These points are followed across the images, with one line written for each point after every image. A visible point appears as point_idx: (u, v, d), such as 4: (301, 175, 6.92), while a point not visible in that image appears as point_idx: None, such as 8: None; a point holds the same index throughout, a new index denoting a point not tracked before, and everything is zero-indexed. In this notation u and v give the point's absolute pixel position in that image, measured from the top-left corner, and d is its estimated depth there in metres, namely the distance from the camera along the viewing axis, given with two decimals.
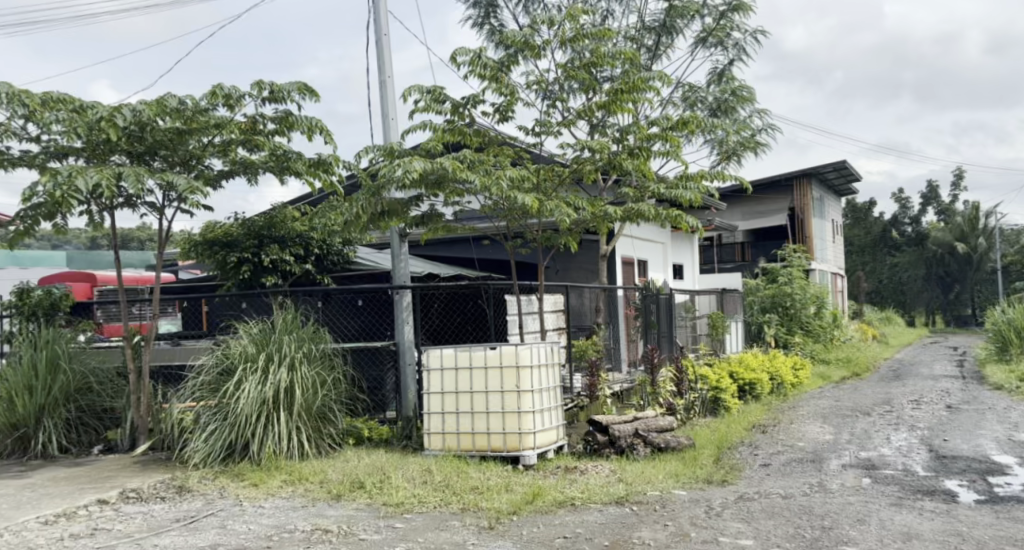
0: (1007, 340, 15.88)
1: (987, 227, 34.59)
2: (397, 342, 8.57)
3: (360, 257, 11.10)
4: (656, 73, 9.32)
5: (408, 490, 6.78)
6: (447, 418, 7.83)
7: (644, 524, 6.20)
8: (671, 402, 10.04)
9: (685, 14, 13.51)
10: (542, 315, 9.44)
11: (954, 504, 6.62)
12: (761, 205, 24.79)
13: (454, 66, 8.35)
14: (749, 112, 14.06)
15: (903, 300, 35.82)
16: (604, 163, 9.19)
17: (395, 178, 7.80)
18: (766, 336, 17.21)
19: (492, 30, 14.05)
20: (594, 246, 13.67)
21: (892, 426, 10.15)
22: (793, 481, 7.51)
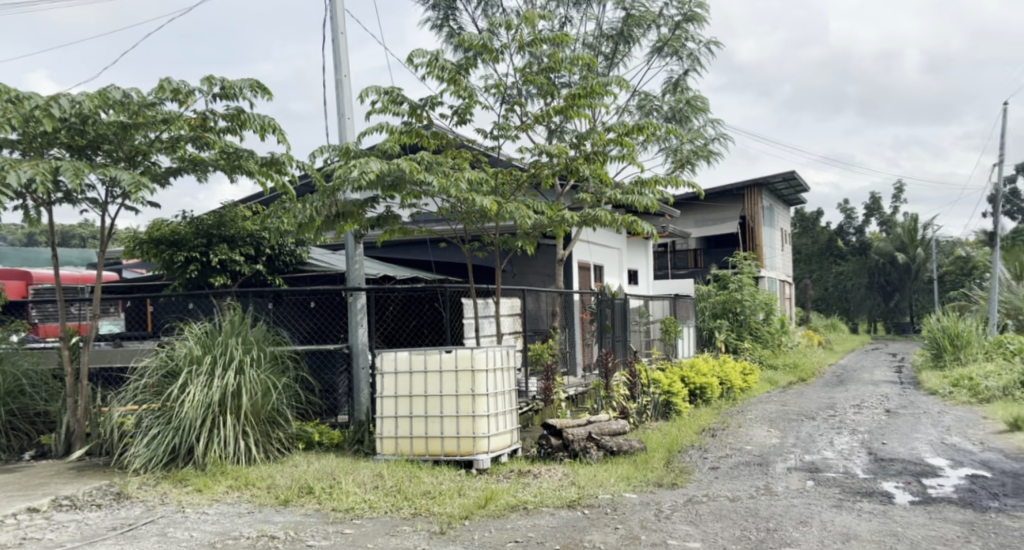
0: (942, 347, 16.29)
1: (925, 238, 35.31)
2: (350, 345, 8.46)
3: (313, 258, 10.93)
4: (613, 79, 9.33)
5: (359, 495, 6.66)
6: (400, 422, 7.73)
7: (594, 527, 6.18)
8: (625, 406, 10.09)
9: (642, 23, 13.61)
10: (498, 318, 9.40)
11: (891, 505, 6.74)
12: (714, 213, 25.10)
13: (411, 67, 8.27)
14: (702, 121, 14.21)
15: (846, 307, 36.47)
16: (561, 168, 9.20)
17: (350, 179, 7.69)
18: (717, 341, 17.38)
19: (451, 33, 14.00)
20: (551, 250, 13.69)
21: (835, 429, 10.32)
22: (741, 484, 7.57)
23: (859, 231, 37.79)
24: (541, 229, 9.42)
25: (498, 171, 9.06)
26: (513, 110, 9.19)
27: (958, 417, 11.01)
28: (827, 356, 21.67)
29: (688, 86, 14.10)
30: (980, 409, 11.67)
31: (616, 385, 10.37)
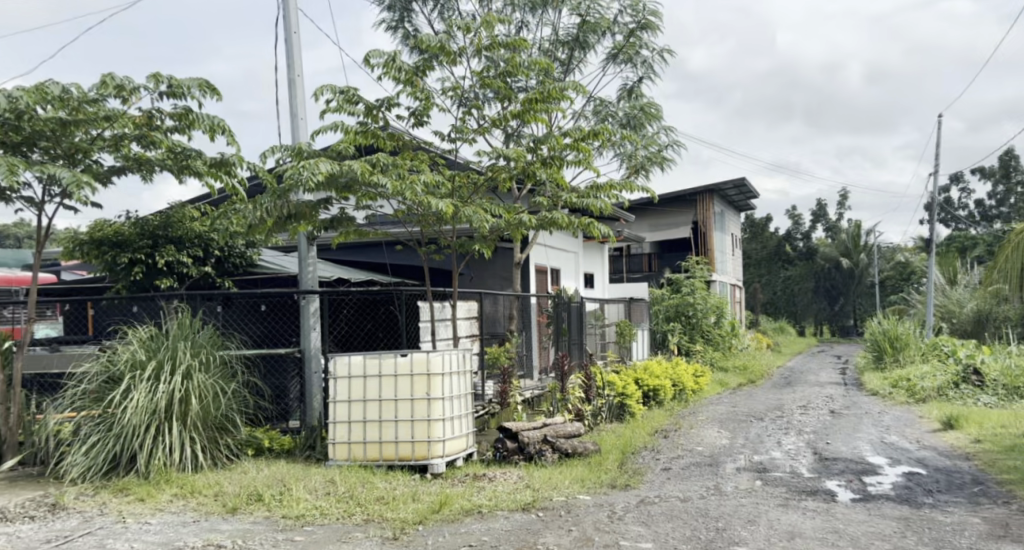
0: (883, 349, 16.66)
1: (868, 244, 36.09)
2: (302, 349, 8.32)
3: (264, 260, 10.75)
4: (570, 84, 9.34)
5: (310, 502, 6.54)
6: (353, 427, 7.62)
7: (548, 530, 6.15)
8: (580, 408, 10.12)
9: (597, 30, 13.66)
10: (454, 322, 9.35)
11: (834, 503, 6.84)
12: (668, 217, 25.33)
13: (368, 67, 8.18)
14: (656, 128, 14.33)
15: (794, 312, 36.91)
16: (518, 171, 9.18)
17: (301, 180, 7.57)
18: (670, 344, 17.53)
19: (407, 34, 13.91)
20: (508, 253, 13.70)
21: (782, 430, 10.46)
22: (692, 484, 7.62)
23: (806, 238, 38.55)
24: (498, 232, 9.37)
25: (454, 174, 9.02)
26: (470, 113, 9.13)
27: (897, 417, 11.25)
28: (775, 359, 22.00)
29: (642, 92, 14.21)
30: (917, 408, 11.96)
31: (572, 387, 10.39)
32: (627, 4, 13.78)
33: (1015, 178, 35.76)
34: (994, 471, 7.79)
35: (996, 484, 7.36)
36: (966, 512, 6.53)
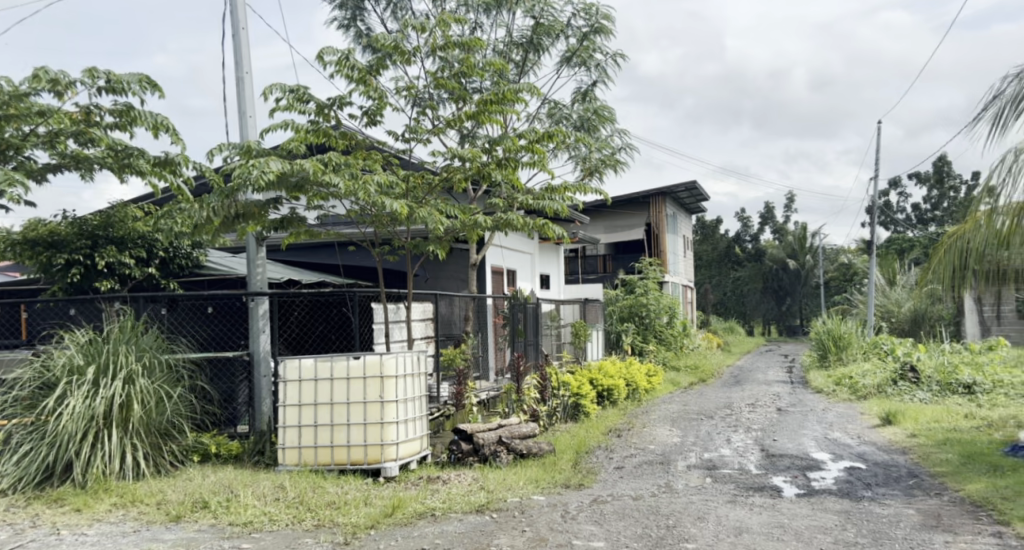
0: (827, 348, 16.95)
1: (814, 246, 36.58)
2: (250, 352, 8.18)
3: (211, 261, 10.55)
4: (524, 86, 9.35)
5: (258, 508, 6.43)
6: (304, 431, 7.50)
7: (501, 531, 6.14)
8: (535, 409, 10.11)
9: (551, 32, 13.70)
10: (409, 323, 9.27)
11: (779, 498, 6.93)
12: (622, 218, 25.50)
13: (320, 64, 8.09)
14: (609, 131, 14.43)
15: (743, 311, 37.89)
16: (473, 172, 9.16)
17: (251, 179, 7.44)
18: (624, 344, 17.62)
19: (359, 34, 13.79)
20: (463, 255, 13.67)
21: (731, 427, 10.59)
22: (643, 483, 7.66)
23: (755, 239, 39.06)
24: (453, 233, 9.32)
25: (409, 175, 8.96)
26: (425, 113, 9.08)
27: (840, 414, 11.47)
28: (725, 358, 22.32)
29: (596, 95, 14.28)
30: (859, 405, 12.21)
31: (527, 388, 10.36)
32: (581, 7, 13.82)
33: (949, 182, 36.95)
34: (928, 464, 7.99)
35: (930, 476, 7.54)
36: (901, 504, 6.68)
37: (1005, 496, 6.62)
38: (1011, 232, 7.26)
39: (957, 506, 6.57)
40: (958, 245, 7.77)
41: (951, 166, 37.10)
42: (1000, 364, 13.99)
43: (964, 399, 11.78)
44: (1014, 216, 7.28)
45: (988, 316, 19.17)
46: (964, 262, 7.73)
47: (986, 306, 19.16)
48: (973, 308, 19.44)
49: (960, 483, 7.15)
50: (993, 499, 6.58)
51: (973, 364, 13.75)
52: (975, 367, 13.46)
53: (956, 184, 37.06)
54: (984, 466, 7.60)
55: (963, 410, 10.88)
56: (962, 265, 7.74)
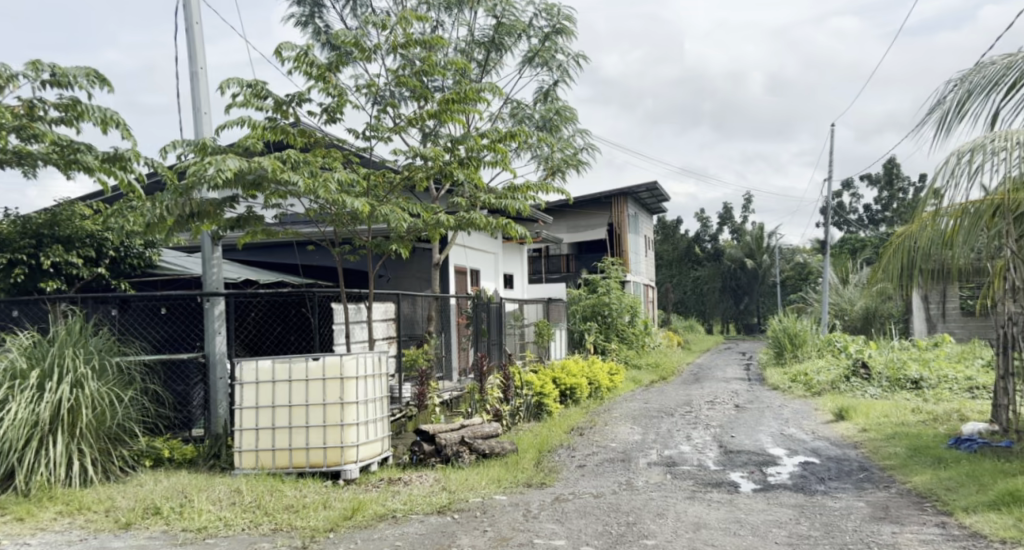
0: (783, 346, 17.14)
1: (770, 246, 37.04)
2: (206, 354, 8.00)
3: (164, 261, 10.31)
4: (487, 86, 9.30)
5: (212, 513, 6.28)
6: (261, 434, 7.35)
7: (463, 532, 6.08)
8: (498, 409, 10.05)
9: (512, 32, 13.65)
10: (370, 324, 9.14)
11: (737, 494, 6.96)
12: (584, 218, 25.58)
13: (278, 60, 7.94)
14: (572, 131, 14.44)
15: (703, 310, 38.27)
16: (435, 171, 9.08)
17: (206, 176, 7.26)
18: (586, 344, 17.62)
19: (318, 31, 13.60)
20: (425, 254, 13.56)
21: (691, 424, 10.65)
22: (605, 481, 7.64)
23: (714, 239, 39.44)
24: (415, 232, 9.21)
25: (369, 173, 8.86)
26: (386, 111, 8.97)
27: (795, 410, 11.59)
28: (685, 356, 22.50)
29: (558, 95, 14.26)
30: (813, 401, 12.37)
31: (490, 388, 10.29)
32: (543, 8, 13.78)
33: (897, 185, 37.83)
34: (878, 458, 8.09)
35: (879, 470, 7.64)
36: (853, 497, 6.75)
37: (949, 486, 6.72)
38: (954, 233, 7.38)
39: (904, 498, 6.66)
40: (906, 244, 7.93)
41: (900, 169, 37.94)
42: (945, 360, 14.30)
43: (912, 394, 11.99)
44: (957, 217, 7.38)
45: (934, 313, 19.61)
46: (911, 260, 7.91)
47: (932, 303, 19.57)
48: (919, 305, 19.87)
49: (907, 476, 7.25)
50: (937, 489, 6.68)
51: (919, 360, 14.04)
52: (921, 363, 13.74)
53: (904, 186, 37.94)
54: (930, 457, 7.71)
55: (911, 405, 11.08)
56: (909, 264, 7.94)
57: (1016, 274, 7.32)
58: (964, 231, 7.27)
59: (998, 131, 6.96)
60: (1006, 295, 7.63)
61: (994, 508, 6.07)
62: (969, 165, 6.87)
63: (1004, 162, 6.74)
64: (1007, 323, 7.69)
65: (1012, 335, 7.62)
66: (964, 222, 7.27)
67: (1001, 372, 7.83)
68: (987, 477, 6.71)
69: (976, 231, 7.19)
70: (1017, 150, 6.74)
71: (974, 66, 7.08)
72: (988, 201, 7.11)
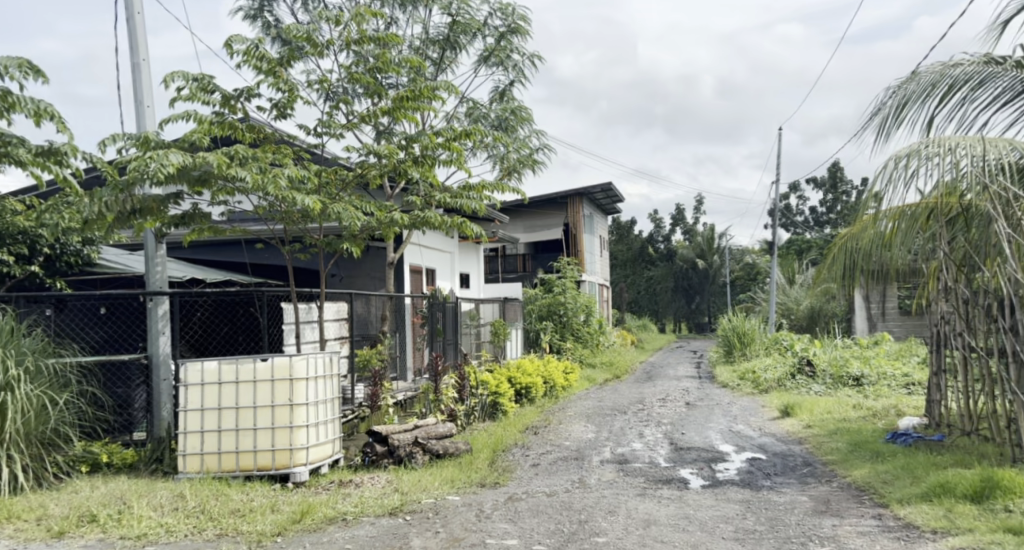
0: (732, 344, 17.30)
1: (720, 246, 37.45)
2: (149, 355, 7.73)
3: (103, 258, 10.01)
4: (442, 84, 9.21)
5: (153, 519, 6.05)
6: (206, 437, 7.11)
7: (414, 533, 5.94)
8: (452, 409, 9.88)
9: (468, 31, 13.51)
10: (321, 324, 8.92)
11: (686, 490, 6.93)
12: (540, 218, 25.52)
13: (227, 53, 7.73)
14: (527, 131, 14.34)
15: (655, 309, 38.59)
16: (389, 169, 8.91)
17: (149, 172, 7.00)
18: (542, 343, 17.56)
19: (268, 25, 13.30)
20: (379, 253, 13.36)
21: (643, 422, 10.64)
22: (558, 479, 7.56)
23: (667, 239, 39.74)
24: (368, 230, 9.02)
25: (321, 170, 8.60)
26: (339, 108, 8.78)
27: (744, 407, 11.67)
28: (639, 355, 22.60)
29: (514, 95, 14.17)
30: (761, 398, 12.49)
31: (445, 388, 10.13)
32: (498, 7, 13.66)
33: (841, 188, 38.57)
34: (821, 453, 8.15)
35: (822, 464, 7.69)
36: (797, 491, 6.77)
37: (885, 479, 6.77)
38: (892, 235, 7.46)
39: (845, 492, 6.69)
40: (849, 246, 8.00)
41: (843, 172, 38.69)
42: (885, 357, 14.57)
43: (853, 391, 12.15)
44: (895, 219, 7.42)
45: (874, 312, 19.93)
46: (852, 261, 7.95)
47: (872, 302, 19.88)
48: (861, 304, 20.20)
49: (848, 470, 7.31)
50: (874, 483, 6.72)
51: (860, 357, 14.29)
52: (863, 361, 13.97)
53: (848, 189, 38.73)
54: (869, 452, 7.79)
55: (853, 401, 11.24)
56: (850, 265, 7.98)
57: (948, 275, 7.39)
58: (902, 233, 7.37)
59: (933, 138, 7.01)
60: (940, 295, 7.73)
61: (926, 499, 6.13)
62: (905, 170, 6.83)
63: (938, 168, 6.69)
64: (940, 321, 7.83)
65: (944, 334, 7.75)
66: (902, 224, 7.36)
67: (935, 369, 8.02)
68: (920, 470, 6.79)
69: (912, 233, 7.30)
70: (950, 156, 6.72)
71: (910, 75, 7.15)
72: (924, 205, 7.19)
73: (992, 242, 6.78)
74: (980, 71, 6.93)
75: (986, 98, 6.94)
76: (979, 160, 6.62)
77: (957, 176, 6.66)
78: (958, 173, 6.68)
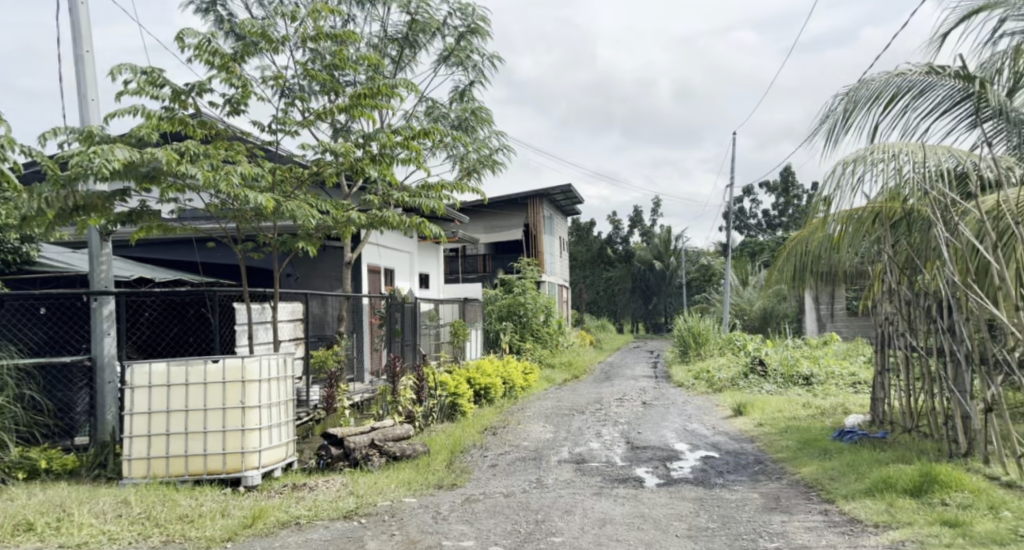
0: (687, 345, 17.38)
1: (677, 248, 37.74)
2: (92, 357, 7.42)
3: (44, 257, 9.66)
4: (402, 81, 9.02)
5: (95, 527, 5.79)
6: (154, 441, 6.84)
7: (369, 536, 5.78)
8: (410, 410, 9.64)
9: (427, 30, 13.34)
10: (275, 325, 8.66)
11: (641, 489, 6.87)
12: (500, 218, 25.35)
13: (178, 46, 7.48)
14: (487, 131, 14.20)
15: (614, 311, 38.74)
16: (346, 168, 8.67)
17: (93, 168, 6.71)
18: (502, 343, 17.46)
19: (221, 19, 12.98)
20: (335, 253, 13.14)
21: (600, 422, 10.57)
22: (515, 479, 7.44)
23: (625, 241, 39.92)
24: (325, 230, 8.80)
25: (275, 167, 8.30)
26: (294, 105, 8.57)
27: (698, 406, 11.70)
28: (597, 355, 22.62)
29: (474, 96, 14.03)
30: (715, 398, 12.52)
31: (403, 389, 9.93)
32: (458, 7, 13.49)
33: (793, 191, 39.15)
34: (771, 451, 8.16)
35: (773, 462, 7.70)
36: (747, 489, 6.74)
37: (832, 476, 6.78)
38: (840, 239, 7.53)
39: (793, 489, 6.68)
40: (798, 249, 8.07)
41: (795, 176, 39.28)
42: (834, 357, 14.74)
43: (803, 390, 12.26)
44: (844, 223, 7.49)
45: (823, 313, 20.23)
46: (804, 264, 7.99)
47: (822, 303, 20.15)
48: (811, 305, 20.47)
49: (796, 467, 7.31)
50: (822, 479, 6.73)
51: (810, 357, 14.44)
52: (812, 361, 14.12)
53: (799, 193, 39.31)
54: (817, 449, 7.81)
55: (802, 399, 11.33)
56: (801, 269, 8.05)
57: (892, 278, 7.41)
58: (849, 237, 7.46)
59: (877, 144, 7.04)
60: (884, 296, 7.76)
61: (869, 495, 6.14)
62: (852, 176, 6.87)
63: (882, 173, 6.76)
64: (885, 322, 7.83)
65: (888, 334, 7.76)
66: (849, 228, 7.45)
67: (879, 368, 8.04)
68: (864, 467, 6.81)
69: (859, 236, 7.42)
70: (894, 162, 6.78)
71: (859, 81, 7.17)
72: (871, 209, 7.31)
73: (932, 246, 6.82)
74: (922, 80, 6.99)
75: (926, 107, 7.00)
76: (920, 166, 6.67)
77: (900, 181, 6.72)
78: (901, 178, 6.72)
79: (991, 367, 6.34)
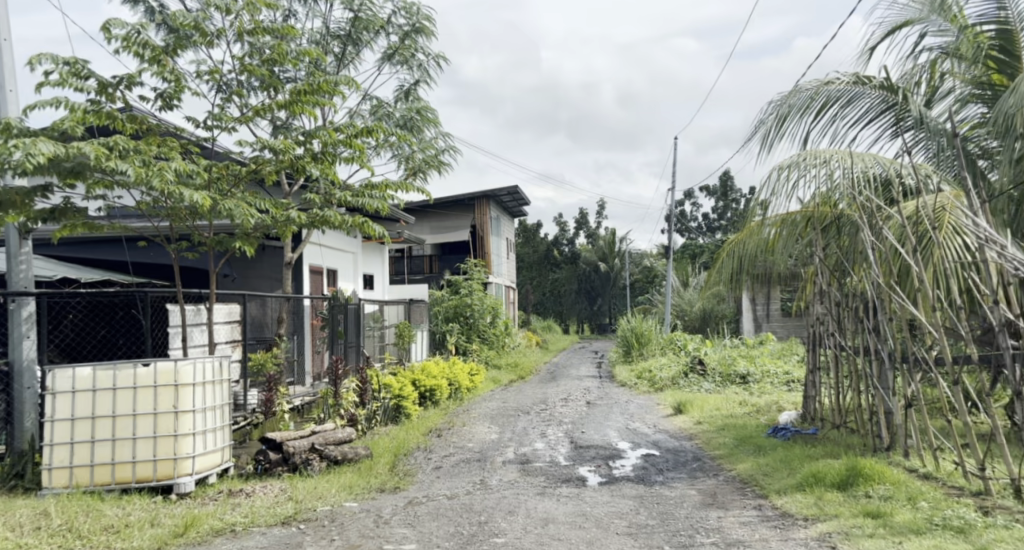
0: (630, 344, 17.36)
1: (621, 250, 37.92)
2: (11, 361, 6.98)
3: None
4: (343, 78, 8.70)
5: (11, 540, 5.39)
6: (78, 449, 6.44)
7: (309, 542, 5.52)
8: (353, 414, 9.33)
9: (370, 27, 13.06)
10: (209, 327, 8.26)
11: (583, 488, 6.73)
12: (445, 219, 25.03)
13: (105, 37, 7.08)
14: (434, 132, 13.96)
15: (560, 311, 38.70)
16: (285, 166, 8.33)
17: (12, 162, 6.29)
18: (448, 344, 17.19)
19: (153, 10, 12.47)
20: (276, 254, 12.78)
21: (544, 422, 10.42)
22: (459, 481, 7.25)
23: (571, 242, 39.93)
24: (263, 229, 8.41)
25: (211, 165, 7.96)
26: (231, 101, 8.22)
27: (640, 405, 11.63)
28: (542, 355, 22.54)
29: (419, 95, 13.78)
30: (656, 397, 12.47)
31: (345, 392, 9.62)
32: (401, 6, 13.24)
33: (731, 195, 39.73)
34: (709, 448, 8.11)
35: (711, 459, 7.64)
36: (686, 486, 6.66)
37: (766, 472, 6.73)
38: (774, 241, 7.66)
39: (729, 485, 6.61)
40: (736, 252, 8.11)
41: (733, 180, 39.86)
42: (770, 357, 14.88)
43: (741, 388, 12.30)
44: (778, 226, 7.64)
45: (759, 313, 20.53)
46: (741, 266, 8.13)
47: (758, 305, 20.43)
48: (748, 306, 20.71)
49: (733, 464, 7.26)
50: (757, 476, 6.68)
51: (748, 357, 14.54)
52: (749, 360, 14.25)
53: (737, 197, 39.92)
54: (752, 446, 7.77)
55: (740, 398, 11.34)
56: (738, 270, 8.15)
57: (823, 279, 7.34)
58: (784, 240, 7.53)
59: (810, 150, 7.05)
60: (816, 297, 7.70)
61: (799, 489, 6.12)
62: (786, 181, 6.87)
63: (814, 179, 6.79)
64: (815, 322, 7.81)
65: (819, 334, 7.75)
66: (784, 232, 7.52)
67: (810, 367, 8.03)
68: (796, 462, 6.80)
69: (792, 240, 7.48)
70: (826, 168, 6.81)
71: (791, 89, 7.17)
72: (804, 213, 7.33)
73: (858, 250, 6.81)
74: (850, 89, 7.01)
75: (855, 115, 7.02)
76: (849, 171, 6.69)
77: (831, 187, 6.74)
78: (832, 183, 6.74)
79: (912, 365, 6.27)
